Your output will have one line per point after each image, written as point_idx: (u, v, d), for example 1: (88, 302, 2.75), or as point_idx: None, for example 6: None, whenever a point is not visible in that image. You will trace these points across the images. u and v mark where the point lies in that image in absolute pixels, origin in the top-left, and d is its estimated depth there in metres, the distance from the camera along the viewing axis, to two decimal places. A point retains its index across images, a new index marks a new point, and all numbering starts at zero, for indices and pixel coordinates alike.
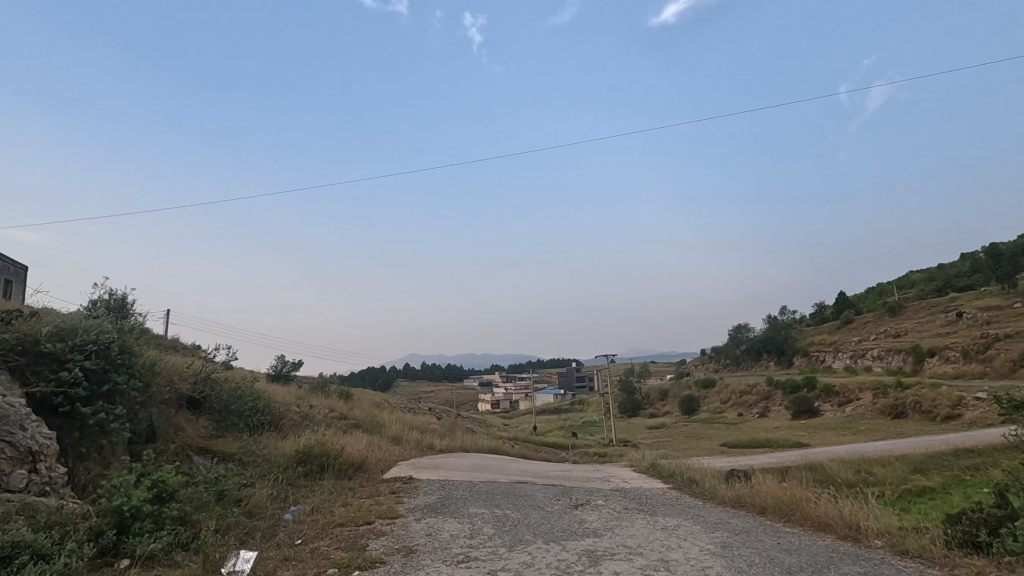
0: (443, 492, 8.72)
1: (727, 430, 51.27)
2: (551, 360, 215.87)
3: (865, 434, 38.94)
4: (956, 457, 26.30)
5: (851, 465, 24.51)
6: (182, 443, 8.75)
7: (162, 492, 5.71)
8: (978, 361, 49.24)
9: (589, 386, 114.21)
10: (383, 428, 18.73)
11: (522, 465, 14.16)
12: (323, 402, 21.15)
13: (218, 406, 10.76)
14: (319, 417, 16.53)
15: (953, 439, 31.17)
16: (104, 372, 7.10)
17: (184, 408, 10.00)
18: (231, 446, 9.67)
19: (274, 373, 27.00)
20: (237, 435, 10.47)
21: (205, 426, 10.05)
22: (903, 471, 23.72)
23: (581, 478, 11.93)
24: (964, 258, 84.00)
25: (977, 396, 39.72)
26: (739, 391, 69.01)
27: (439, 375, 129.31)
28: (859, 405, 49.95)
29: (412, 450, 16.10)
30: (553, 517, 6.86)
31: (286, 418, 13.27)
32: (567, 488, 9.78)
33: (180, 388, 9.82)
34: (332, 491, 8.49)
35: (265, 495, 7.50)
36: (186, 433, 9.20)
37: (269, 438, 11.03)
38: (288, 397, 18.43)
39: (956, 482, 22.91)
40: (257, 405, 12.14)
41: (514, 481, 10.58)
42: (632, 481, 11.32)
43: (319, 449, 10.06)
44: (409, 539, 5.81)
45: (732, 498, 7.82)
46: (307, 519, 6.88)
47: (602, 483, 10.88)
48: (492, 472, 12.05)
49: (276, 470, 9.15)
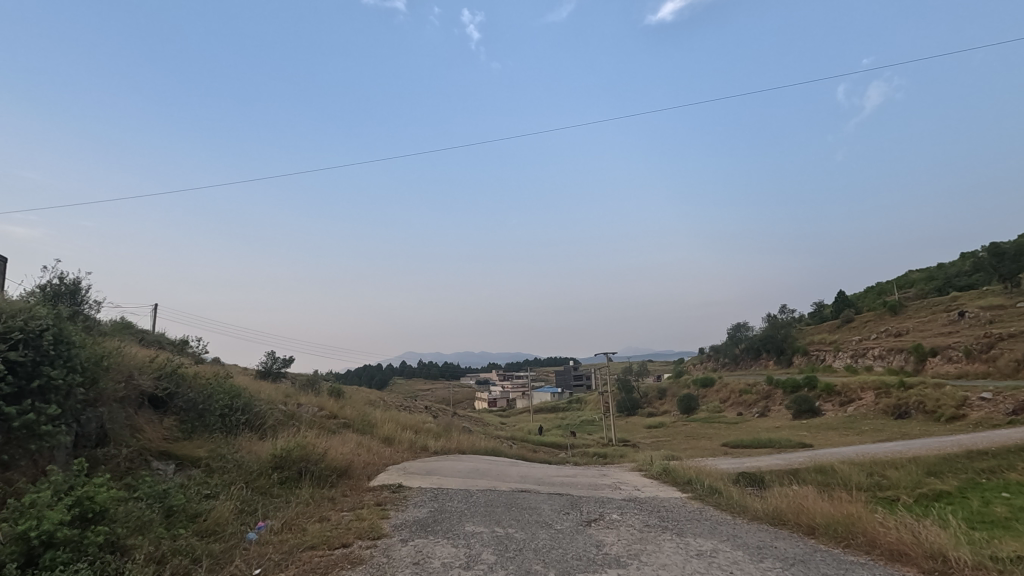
0: (437, 504, 7.62)
1: (727, 430, 50.28)
2: (549, 359, 214.53)
3: (870, 436, 38.02)
4: (970, 459, 25.42)
5: (862, 468, 23.57)
6: (139, 447, 7.71)
7: (86, 513, 4.63)
8: (982, 360, 48.46)
9: (586, 386, 113.43)
10: (374, 428, 17.64)
11: (523, 470, 13.11)
12: (312, 400, 20.03)
13: (186, 405, 9.67)
14: (305, 416, 15.43)
15: (963, 441, 30.15)
16: (35, 365, 6.03)
17: (146, 407, 8.90)
18: (198, 450, 8.62)
19: (264, 370, 25.88)
20: (208, 437, 9.41)
21: (170, 428, 8.97)
22: (917, 474, 22.82)
23: (588, 485, 10.86)
24: (966, 258, 83.36)
25: (982, 396, 38.93)
26: (738, 390, 68.01)
27: (436, 373, 127.96)
28: (861, 405, 48.97)
29: (405, 453, 15.02)
30: (566, 539, 5.82)
31: (268, 419, 12.12)
32: (577, 498, 8.70)
33: (141, 385, 8.73)
34: (308, 502, 7.44)
35: (230, 508, 6.52)
36: (146, 436, 8.13)
37: (244, 440, 9.96)
38: (274, 395, 17.35)
39: (973, 486, 22.07)
40: (233, 403, 11.03)
41: (517, 490, 9.50)
42: (645, 489, 10.22)
43: (298, 452, 9.04)
44: (391, 570, 4.75)
45: (768, 513, 6.73)
46: (274, 539, 5.84)
47: (613, 492, 9.81)
48: (490, 479, 11.00)
49: (249, 477, 8.08)
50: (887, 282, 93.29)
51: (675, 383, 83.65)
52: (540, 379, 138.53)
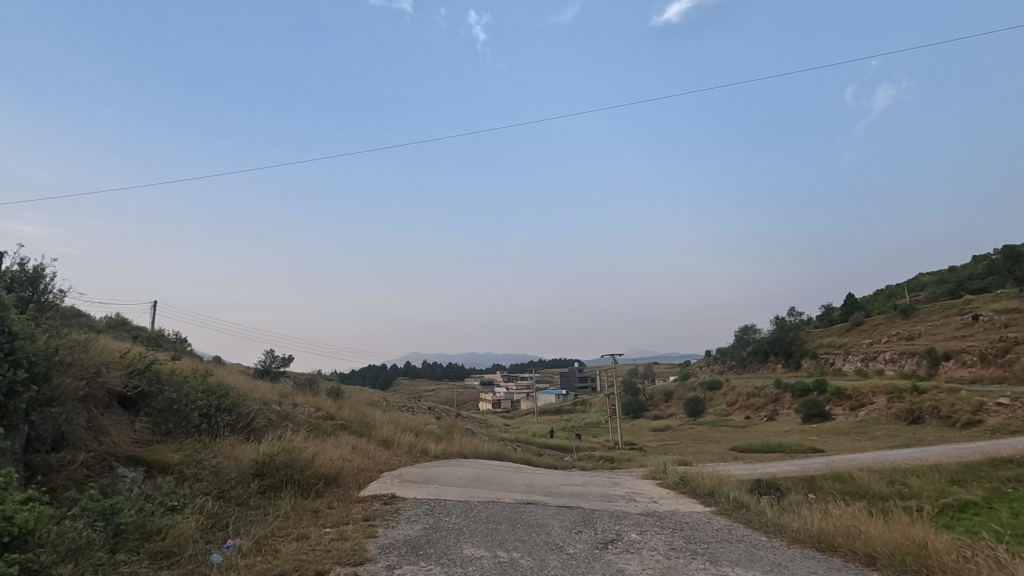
0: (433, 520, 6.75)
1: (734, 434, 49.19)
2: (554, 360, 214.03)
3: (883, 441, 37.03)
4: (994, 468, 24.34)
5: (881, 475, 22.53)
6: (103, 452, 6.94)
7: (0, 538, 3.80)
8: (998, 365, 47.31)
9: (590, 387, 112.64)
10: (373, 429, 16.86)
11: (528, 476, 12.24)
12: (309, 399, 19.23)
13: (161, 406, 8.88)
14: (301, 418, 14.71)
15: (984, 448, 29.02)
16: None
17: (114, 408, 8.09)
18: (172, 454, 7.84)
19: (261, 369, 25.10)
20: (184, 439, 8.62)
21: (142, 429, 8.22)
22: (940, 483, 21.80)
23: (601, 496, 9.93)
24: (979, 261, 82.24)
25: (999, 402, 37.92)
26: (746, 393, 66.76)
27: (440, 375, 127.43)
28: (872, 409, 47.68)
29: (404, 457, 14.17)
30: (580, 568, 4.93)
31: (257, 419, 11.36)
32: (589, 513, 7.77)
33: (110, 383, 7.93)
34: (286, 516, 6.60)
35: (194, 524, 5.68)
36: (111, 438, 7.37)
37: (226, 443, 9.16)
38: (268, 394, 16.57)
39: (999, 496, 21.06)
40: (216, 404, 10.24)
41: (521, 503, 8.61)
42: (662, 502, 9.29)
43: (282, 458, 8.26)
44: None
45: (813, 535, 5.85)
46: (240, 563, 4.97)
47: (627, 505, 8.88)
48: (494, 488, 10.15)
49: (225, 485, 7.25)
50: (898, 284, 91.81)
51: (681, 385, 82.59)
52: (544, 381, 137.22)
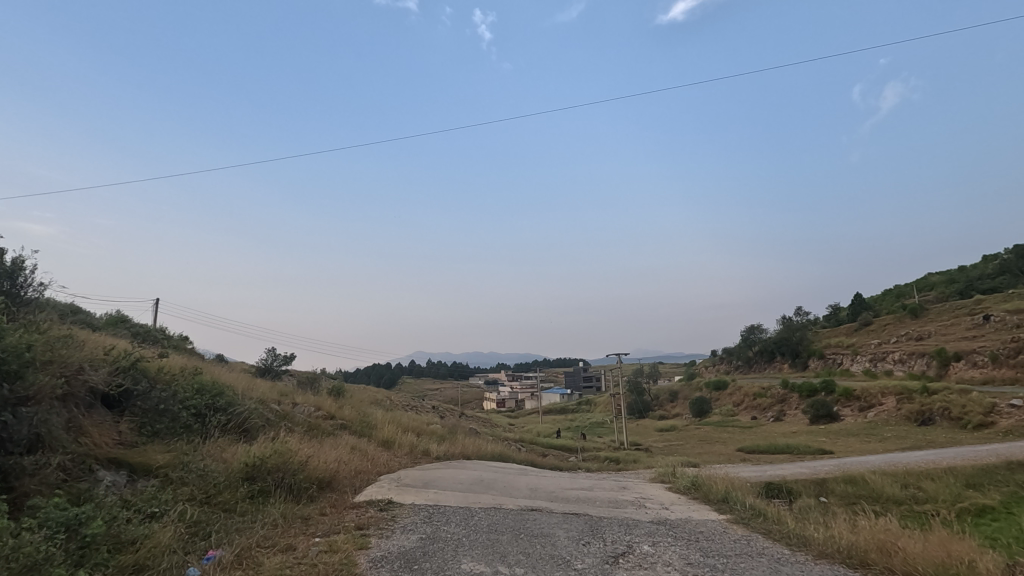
0: (430, 529, 6.34)
1: (741, 434, 48.56)
2: (558, 360, 213.29)
3: (893, 442, 36.35)
4: (1009, 471, 23.71)
5: (895, 478, 21.94)
6: (83, 453, 6.57)
7: None
8: (1010, 366, 46.45)
9: (594, 387, 111.98)
10: (374, 429, 16.50)
11: (532, 480, 11.78)
12: (308, 398, 18.88)
13: (147, 405, 8.49)
14: (299, 417, 14.32)
15: (999, 451, 28.29)
16: None
17: (95, 407, 7.68)
18: (157, 456, 7.45)
19: (262, 368, 24.76)
20: (170, 440, 8.23)
21: (126, 430, 7.82)
22: (956, 487, 21.20)
23: (608, 502, 9.46)
24: (990, 261, 81.16)
25: (1012, 404, 37.19)
26: (752, 393, 66.04)
27: (444, 374, 127.06)
28: (881, 410, 46.92)
29: (404, 458, 13.76)
30: None
31: (251, 418, 10.98)
32: (598, 521, 7.32)
33: (92, 381, 7.54)
34: (273, 524, 6.20)
35: (174, 533, 5.28)
36: (93, 440, 6.98)
37: (216, 445, 8.78)
38: (267, 393, 16.24)
39: (1016, 500, 20.48)
40: (207, 403, 9.86)
41: (525, 509, 8.15)
42: (673, 509, 8.82)
43: (273, 461, 7.86)
44: None
45: (844, 549, 5.36)
46: None
47: (637, 511, 8.42)
48: (497, 492, 9.72)
49: (211, 490, 6.86)
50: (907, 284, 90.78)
51: (687, 385, 81.89)
52: (548, 381, 136.50)
